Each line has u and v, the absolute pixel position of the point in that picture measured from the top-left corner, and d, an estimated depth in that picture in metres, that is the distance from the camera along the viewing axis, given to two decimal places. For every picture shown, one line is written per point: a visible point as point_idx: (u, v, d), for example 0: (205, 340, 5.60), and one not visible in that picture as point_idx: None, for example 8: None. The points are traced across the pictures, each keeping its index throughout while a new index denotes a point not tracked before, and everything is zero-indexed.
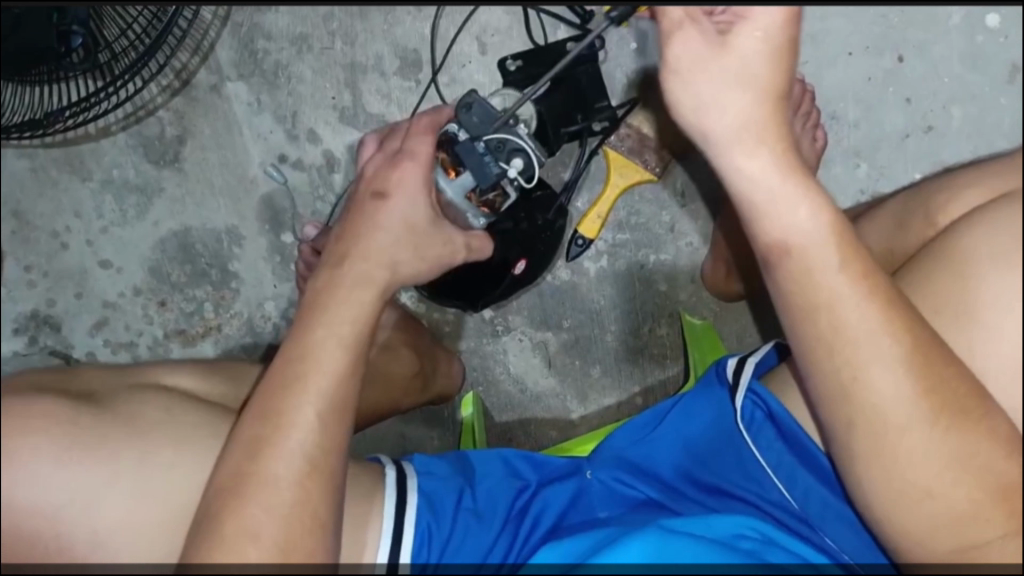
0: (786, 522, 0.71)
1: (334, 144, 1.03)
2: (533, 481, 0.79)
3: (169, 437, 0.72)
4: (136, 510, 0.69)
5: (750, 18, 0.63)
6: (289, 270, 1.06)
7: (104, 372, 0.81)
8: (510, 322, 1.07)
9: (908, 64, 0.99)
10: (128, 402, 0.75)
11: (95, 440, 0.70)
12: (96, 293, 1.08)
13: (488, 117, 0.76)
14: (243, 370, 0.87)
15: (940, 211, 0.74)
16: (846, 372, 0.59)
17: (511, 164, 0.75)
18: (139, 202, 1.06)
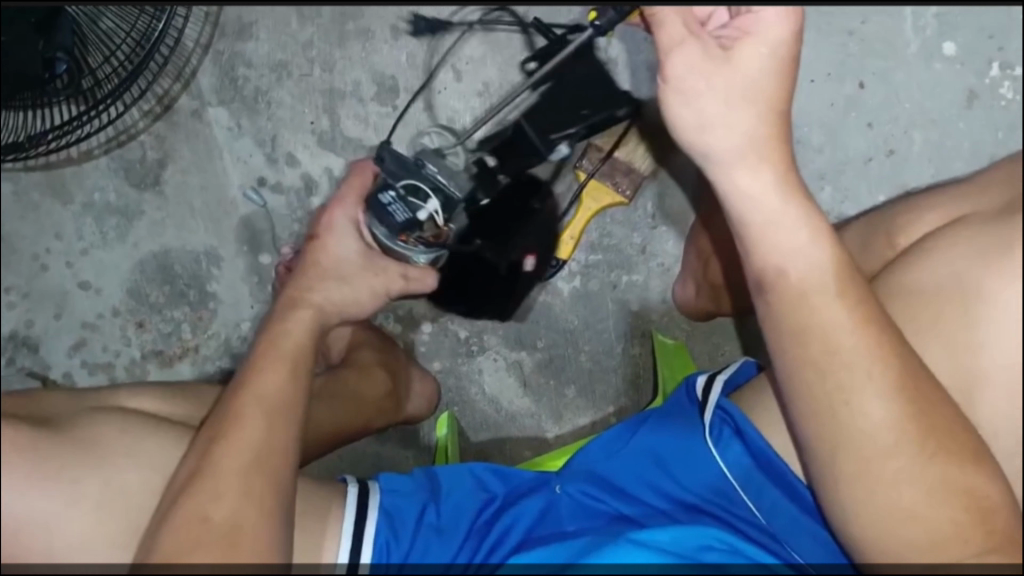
0: (752, 536, 0.71)
1: (312, 167, 1.05)
2: (499, 494, 0.79)
3: (133, 457, 0.74)
4: (102, 529, 0.71)
5: (751, 36, 0.66)
6: (267, 291, 1.07)
7: (64, 396, 0.80)
8: (485, 342, 1.08)
9: (868, 90, 1.02)
10: (89, 427, 0.75)
11: (55, 464, 0.71)
12: (75, 314, 1.09)
13: (401, 162, 0.81)
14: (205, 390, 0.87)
15: (901, 233, 0.73)
16: (838, 393, 0.61)
17: (428, 208, 0.81)
18: (120, 225, 1.08)
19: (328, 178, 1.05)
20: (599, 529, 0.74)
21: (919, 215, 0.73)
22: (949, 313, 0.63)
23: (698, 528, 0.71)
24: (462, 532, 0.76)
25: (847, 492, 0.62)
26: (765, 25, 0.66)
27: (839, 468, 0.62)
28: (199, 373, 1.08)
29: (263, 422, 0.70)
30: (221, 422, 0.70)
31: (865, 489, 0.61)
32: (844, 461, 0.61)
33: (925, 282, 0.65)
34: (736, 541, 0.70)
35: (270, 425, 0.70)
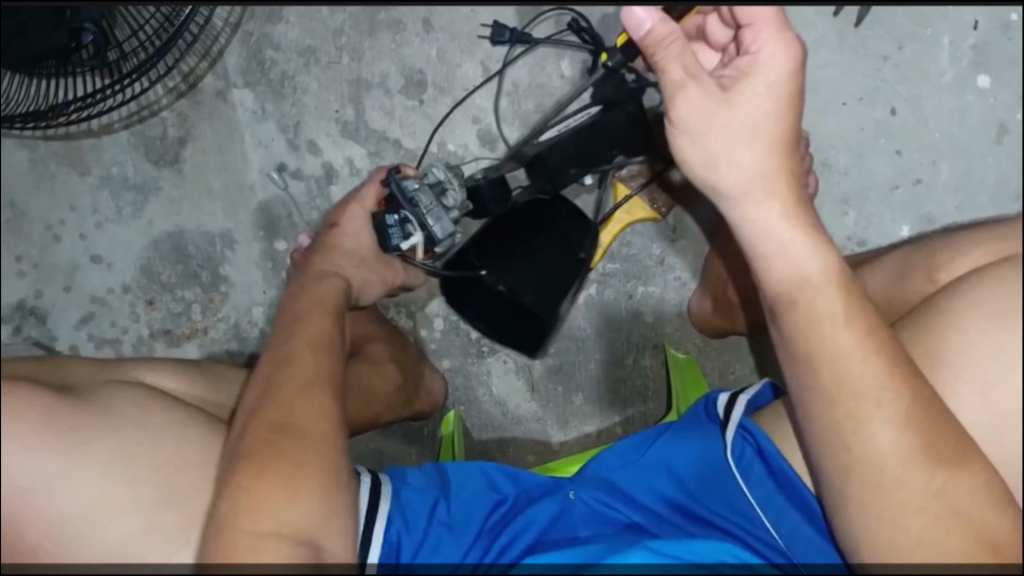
0: (767, 555, 0.71)
1: (334, 156, 1.04)
2: (511, 496, 0.80)
3: (145, 426, 0.74)
4: (108, 489, 0.70)
5: (756, 74, 0.65)
6: (281, 277, 1.06)
7: (84, 366, 0.82)
8: (496, 344, 1.07)
9: (899, 117, 1.02)
10: (104, 394, 0.76)
11: (69, 421, 0.72)
12: (84, 288, 1.08)
13: (402, 193, 0.85)
14: (222, 371, 0.90)
15: (942, 267, 0.74)
16: (848, 422, 0.61)
17: (410, 241, 0.85)
18: (135, 200, 1.07)
19: (349, 169, 1.04)
20: (615, 537, 0.75)
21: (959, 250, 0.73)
22: (976, 343, 0.62)
23: (714, 541, 0.71)
24: (474, 532, 0.76)
25: (861, 518, 0.62)
26: (769, 62, 0.65)
27: (852, 493, 0.62)
28: (206, 354, 1.08)
29: (295, 397, 0.69)
30: (256, 396, 0.70)
31: (879, 514, 0.61)
32: (855, 488, 0.62)
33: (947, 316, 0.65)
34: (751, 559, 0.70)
35: (300, 415, 0.68)
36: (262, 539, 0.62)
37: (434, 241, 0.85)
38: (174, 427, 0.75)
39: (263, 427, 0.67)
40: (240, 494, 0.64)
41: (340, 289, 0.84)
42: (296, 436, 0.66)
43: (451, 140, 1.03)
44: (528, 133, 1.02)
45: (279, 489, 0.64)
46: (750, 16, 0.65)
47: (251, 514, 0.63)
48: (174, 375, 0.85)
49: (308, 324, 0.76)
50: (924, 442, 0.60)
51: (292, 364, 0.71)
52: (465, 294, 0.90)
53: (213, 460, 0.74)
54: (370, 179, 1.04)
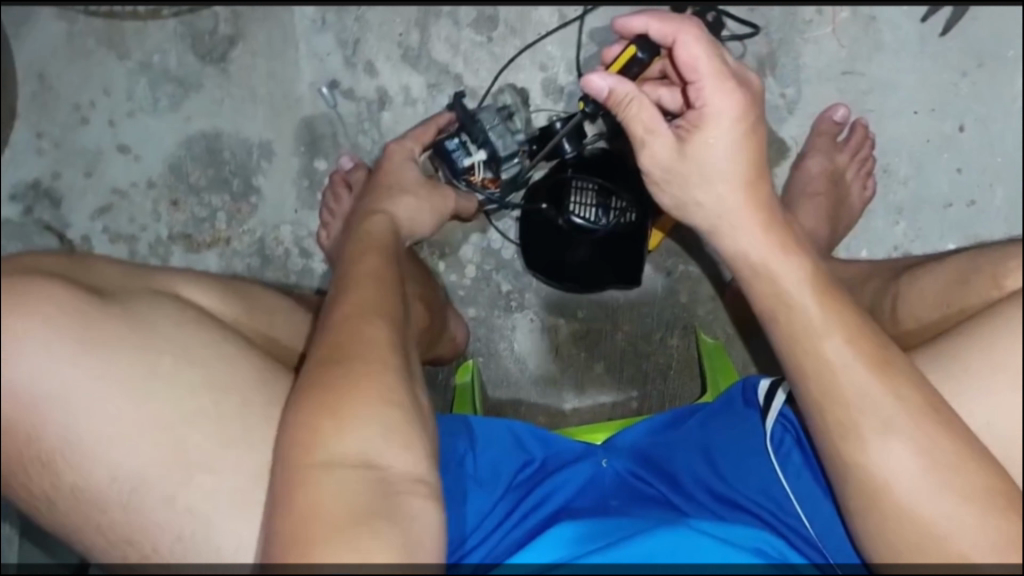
0: (800, 546, 0.71)
1: (390, 82, 1.00)
2: (539, 459, 0.80)
3: (174, 343, 0.66)
4: (130, 413, 0.63)
5: (706, 123, 0.70)
6: (316, 198, 1.02)
7: (117, 270, 0.74)
8: (526, 300, 1.05)
9: (967, 135, 1.00)
10: (135, 303, 0.69)
11: (98, 321, 0.65)
12: (106, 178, 1.03)
13: (466, 115, 0.88)
14: (255, 296, 0.83)
15: (1008, 273, 0.68)
16: (838, 430, 0.61)
17: (474, 157, 0.88)
18: (174, 94, 1.01)
19: (404, 97, 1.00)
20: (645, 510, 0.75)
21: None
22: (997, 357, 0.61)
23: (746, 527, 0.72)
24: (501, 490, 0.77)
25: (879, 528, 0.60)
26: (717, 112, 0.69)
27: (853, 496, 0.61)
28: (225, 266, 1.04)
29: (356, 320, 0.66)
30: (324, 340, 0.65)
31: (881, 521, 0.60)
32: (857, 495, 0.61)
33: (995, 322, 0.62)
34: (782, 548, 0.71)
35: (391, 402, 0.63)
36: (343, 466, 0.60)
37: (497, 157, 0.88)
38: (208, 352, 0.67)
39: (325, 352, 0.64)
40: (325, 416, 0.61)
41: (385, 225, 0.81)
42: (360, 358, 0.64)
43: (514, 85, 0.99)
44: None
45: (358, 416, 0.61)
46: (692, 69, 0.69)
47: (335, 434, 0.60)
48: (210, 292, 0.78)
49: (365, 260, 0.74)
50: (936, 445, 0.58)
51: (358, 289, 0.69)
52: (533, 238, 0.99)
53: (246, 394, 0.67)
54: (423, 111, 1.00)
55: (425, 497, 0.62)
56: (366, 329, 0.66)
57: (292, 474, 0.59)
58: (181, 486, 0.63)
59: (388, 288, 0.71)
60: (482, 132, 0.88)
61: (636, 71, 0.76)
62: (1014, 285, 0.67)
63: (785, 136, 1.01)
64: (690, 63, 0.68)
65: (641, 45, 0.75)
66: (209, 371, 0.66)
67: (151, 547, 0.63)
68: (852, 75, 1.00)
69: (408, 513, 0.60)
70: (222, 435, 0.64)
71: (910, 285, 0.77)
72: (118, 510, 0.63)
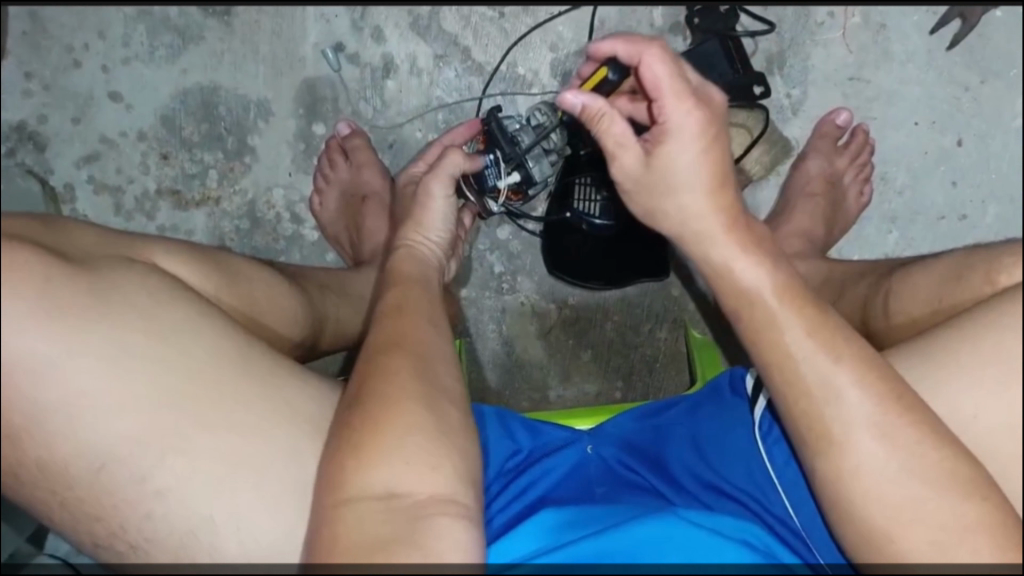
0: (785, 536, 0.71)
1: (397, 50, 0.98)
2: (527, 448, 0.80)
3: (150, 318, 0.65)
4: (95, 385, 0.61)
5: (670, 138, 0.67)
6: (311, 162, 1.00)
7: (95, 236, 0.73)
8: (518, 284, 1.03)
9: (965, 149, 1.01)
10: (111, 273, 0.67)
11: (68, 291, 0.63)
12: (95, 125, 1.00)
13: (502, 134, 0.84)
14: (240, 266, 0.81)
15: (1001, 270, 0.68)
16: (808, 425, 0.61)
17: (507, 181, 0.85)
18: (173, 44, 0.99)
19: (410, 66, 0.99)
20: (630, 497, 0.75)
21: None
22: (987, 350, 0.60)
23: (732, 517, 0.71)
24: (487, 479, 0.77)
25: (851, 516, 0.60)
26: (681, 125, 0.66)
27: (828, 484, 0.61)
28: (213, 226, 1.01)
29: (382, 354, 0.66)
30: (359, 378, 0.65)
31: (856, 511, 0.60)
32: (829, 482, 0.61)
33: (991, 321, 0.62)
34: (768, 539, 0.70)
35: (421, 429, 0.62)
36: (368, 500, 0.59)
37: (532, 182, 0.85)
38: (181, 323, 0.66)
39: (348, 395, 0.64)
40: (349, 456, 0.61)
41: (410, 257, 0.80)
42: (380, 396, 0.63)
43: (522, 63, 0.99)
44: None
45: (382, 451, 0.61)
46: (656, 86, 0.65)
47: (359, 470, 0.60)
48: (195, 265, 0.76)
49: (387, 294, 0.74)
50: (911, 431, 0.58)
51: (380, 325, 0.69)
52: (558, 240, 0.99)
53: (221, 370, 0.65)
54: (428, 83, 0.99)
55: (451, 516, 0.60)
56: (388, 365, 0.65)
57: (324, 509, 0.60)
58: (153, 468, 0.62)
59: (414, 320, 0.70)
60: (519, 155, 0.84)
61: (609, 91, 0.72)
62: (1006, 283, 0.67)
63: (789, 136, 1.02)
64: (657, 82, 0.65)
65: (613, 66, 0.70)
66: (183, 348, 0.65)
67: (119, 525, 0.63)
68: (857, 82, 1.01)
69: (434, 534, 0.58)
70: (191, 417, 0.63)
71: (904, 282, 0.78)
72: (83, 486, 0.63)
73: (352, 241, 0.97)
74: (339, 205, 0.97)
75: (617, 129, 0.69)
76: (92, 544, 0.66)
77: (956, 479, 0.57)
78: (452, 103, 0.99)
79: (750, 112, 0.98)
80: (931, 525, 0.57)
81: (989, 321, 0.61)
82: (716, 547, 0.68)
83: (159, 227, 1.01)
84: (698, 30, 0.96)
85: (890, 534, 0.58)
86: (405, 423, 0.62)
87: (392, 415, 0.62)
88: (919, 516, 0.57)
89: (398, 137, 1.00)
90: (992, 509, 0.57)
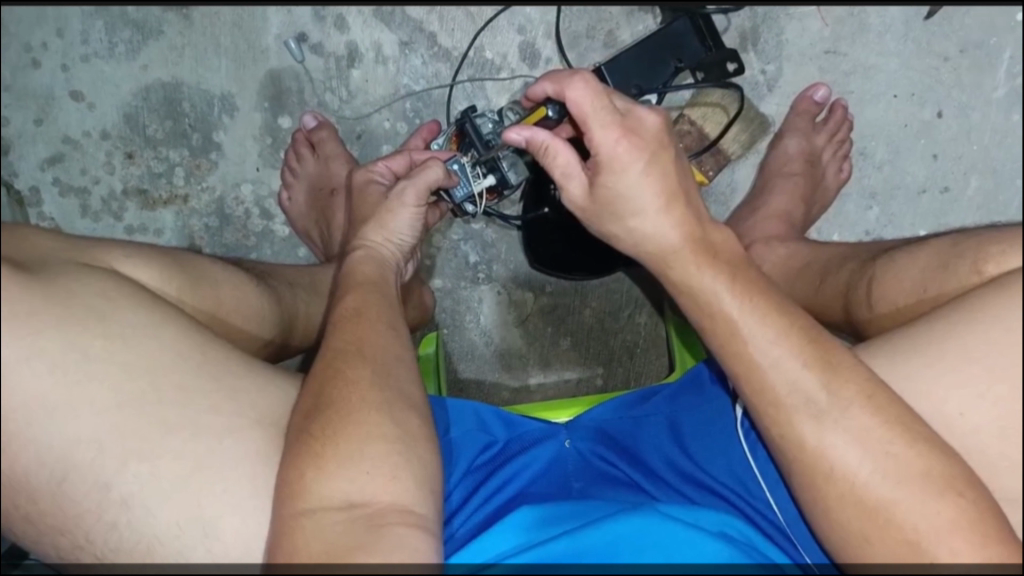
0: (765, 530, 0.70)
1: (361, 37, 0.96)
2: (501, 440, 0.78)
3: (108, 322, 0.60)
4: (54, 390, 0.58)
5: (605, 170, 0.66)
6: (278, 156, 0.98)
7: (53, 241, 0.68)
8: (494, 272, 1.02)
9: (945, 121, 0.99)
10: (67, 276, 0.62)
11: (24, 293, 0.59)
12: (57, 125, 0.98)
13: (477, 138, 0.85)
14: (204, 266, 0.77)
15: (989, 260, 0.66)
16: (777, 428, 0.61)
17: (484, 185, 0.85)
18: (132, 40, 0.97)
19: (375, 55, 0.96)
20: (609, 492, 0.73)
21: (1012, 243, 0.65)
22: (967, 345, 0.59)
23: (715, 512, 0.69)
24: (460, 475, 0.75)
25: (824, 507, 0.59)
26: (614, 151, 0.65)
27: (802, 482, 0.60)
28: (182, 225, 1.00)
29: (338, 361, 0.66)
30: (313, 382, 0.66)
31: (824, 505, 0.59)
32: (802, 477, 0.60)
33: (961, 308, 0.61)
34: (751, 534, 0.68)
35: (376, 434, 0.63)
36: (329, 510, 0.59)
37: (507, 185, 0.86)
38: (143, 328, 0.62)
39: (309, 403, 0.64)
40: (309, 466, 0.60)
41: (371, 260, 0.79)
42: (341, 405, 0.63)
43: (490, 47, 0.96)
44: (574, 56, 0.96)
45: (340, 460, 0.61)
46: (583, 114, 0.65)
47: (319, 479, 0.60)
48: (156, 268, 0.71)
49: (346, 300, 0.73)
50: (884, 432, 0.57)
51: (340, 332, 0.69)
52: (539, 238, 0.96)
53: (188, 372, 0.62)
54: (394, 71, 0.97)
55: (409, 524, 0.60)
56: (348, 373, 0.65)
57: (281, 521, 0.59)
58: (115, 476, 0.59)
59: (374, 325, 0.70)
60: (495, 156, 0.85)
61: (551, 126, 0.77)
62: (994, 273, 0.65)
63: (765, 113, 1.00)
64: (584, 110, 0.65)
65: (551, 103, 0.75)
66: (143, 350, 0.61)
67: (85, 536, 0.60)
68: (833, 55, 0.99)
69: (394, 542, 0.58)
70: (160, 421, 0.60)
71: (888, 268, 0.75)
72: (46, 499, 0.59)
73: (323, 237, 0.95)
74: (309, 198, 0.95)
75: (556, 160, 0.68)
76: (58, 557, 0.63)
77: (928, 478, 0.56)
78: (419, 91, 0.97)
79: (725, 90, 0.96)
80: (905, 523, 0.56)
81: (970, 319, 0.60)
82: (706, 538, 0.66)
83: (127, 227, 0.99)
84: (668, 9, 0.94)
85: (866, 536, 0.57)
86: (366, 432, 0.62)
87: (352, 427, 0.62)
88: (895, 514, 0.56)
89: (366, 128, 0.98)
90: (969, 508, 0.55)
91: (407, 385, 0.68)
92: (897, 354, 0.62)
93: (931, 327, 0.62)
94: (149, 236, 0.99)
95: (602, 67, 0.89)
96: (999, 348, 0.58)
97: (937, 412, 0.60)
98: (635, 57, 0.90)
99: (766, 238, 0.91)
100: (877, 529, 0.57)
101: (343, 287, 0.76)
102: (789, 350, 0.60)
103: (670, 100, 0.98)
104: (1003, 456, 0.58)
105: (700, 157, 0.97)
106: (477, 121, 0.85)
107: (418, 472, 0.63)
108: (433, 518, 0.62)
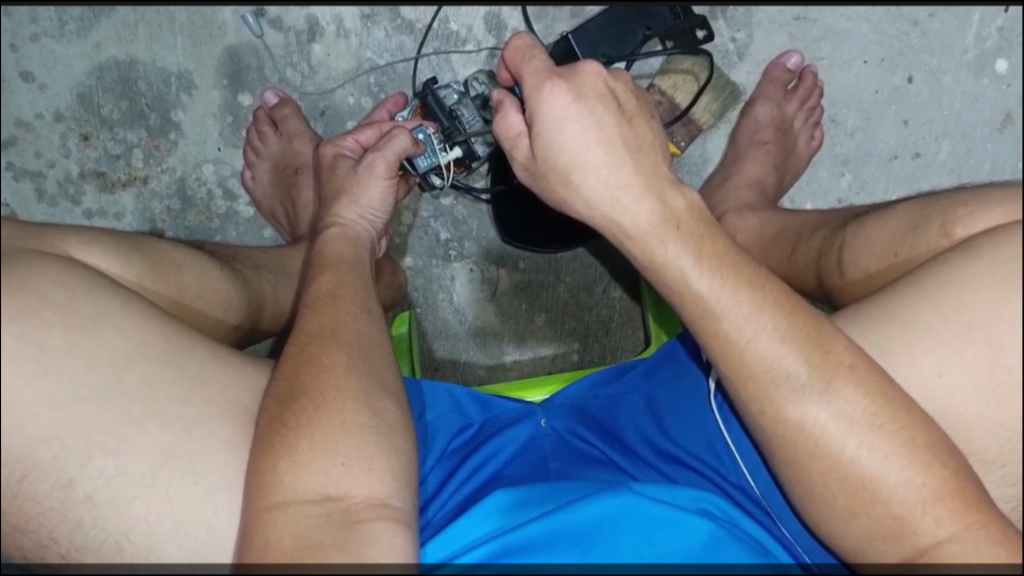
0: (743, 505, 0.69)
1: (321, 11, 0.94)
2: (477, 422, 0.77)
3: (64, 311, 0.58)
4: (12, 384, 0.55)
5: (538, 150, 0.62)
6: (239, 134, 0.96)
7: (3, 228, 0.64)
8: (465, 249, 1.00)
9: (916, 86, 0.98)
10: (14, 265, 0.59)
11: None
12: (10, 108, 0.94)
13: (441, 111, 0.84)
14: (164, 249, 0.74)
15: (958, 222, 0.65)
16: (754, 409, 0.59)
17: (450, 157, 0.83)
18: (83, 18, 0.93)
19: (336, 28, 0.94)
20: (587, 473, 0.73)
21: (979, 205, 0.65)
22: (936, 311, 0.58)
23: (694, 488, 0.68)
24: (436, 457, 0.74)
25: (804, 479, 0.59)
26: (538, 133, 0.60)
27: (782, 457, 0.60)
28: (143, 207, 0.97)
29: (312, 348, 0.64)
30: (283, 370, 0.64)
31: (800, 478, 0.59)
32: (781, 451, 0.59)
33: (931, 275, 0.60)
34: (732, 510, 0.68)
35: (352, 420, 0.61)
36: (301, 504, 0.58)
37: (475, 157, 0.84)
38: (100, 317, 0.59)
39: (282, 391, 0.62)
40: (282, 458, 0.59)
41: (345, 238, 0.77)
42: (316, 394, 0.62)
43: (455, 19, 0.94)
44: (540, 27, 0.95)
45: (317, 454, 0.59)
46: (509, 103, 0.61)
47: (293, 472, 0.58)
48: (108, 249, 0.68)
49: (320, 281, 0.71)
50: (862, 404, 0.56)
51: (313, 315, 0.67)
52: (505, 212, 0.95)
53: (151, 358, 0.60)
54: (357, 44, 0.94)
55: (387, 520, 0.59)
56: (324, 360, 0.64)
57: (251, 514, 0.57)
58: (78, 473, 0.57)
59: (349, 307, 0.69)
60: (462, 130, 0.83)
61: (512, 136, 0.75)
62: (963, 234, 0.64)
63: (737, 81, 0.99)
64: (538, 100, 0.62)
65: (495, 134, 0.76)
66: (102, 340, 0.58)
67: (49, 536, 0.58)
68: (803, 21, 0.98)
69: (369, 540, 0.57)
70: (123, 414, 0.58)
71: (858, 234, 0.75)
72: (6, 497, 0.58)
73: (289, 217, 0.93)
74: (273, 177, 0.93)
75: (504, 121, 0.65)
76: (22, 557, 0.61)
77: (911, 448, 0.55)
78: (384, 65, 0.95)
79: (696, 58, 0.95)
80: (888, 493, 0.56)
81: (940, 281, 0.59)
82: (686, 521, 0.65)
83: (86, 211, 0.97)
84: None
85: (850, 510, 0.57)
86: (343, 422, 0.61)
87: (327, 417, 0.61)
88: (882, 489, 0.56)
89: (330, 104, 0.95)
90: (952, 478, 0.55)
91: (382, 367, 0.66)
92: (867, 322, 0.61)
93: (902, 287, 0.61)
94: (109, 219, 0.97)
95: (570, 36, 0.87)
96: (980, 313, 0.57)
97: (909, 376, 0.59)
98: (604, 22, 0.88)
99: (739, 208, 0.90)
100: (860, 497, 0.57)
101: (315, 267, 0.74)
102: (762, 328, 0.58)
103: (642, 70, 0.98)
104: (977, 420, 0.58)
105: (671, 127, 0.95)
106: (441, 93, 0.84)
107: (397, 467, 0.61)
108: (410, 511, 0.61)
